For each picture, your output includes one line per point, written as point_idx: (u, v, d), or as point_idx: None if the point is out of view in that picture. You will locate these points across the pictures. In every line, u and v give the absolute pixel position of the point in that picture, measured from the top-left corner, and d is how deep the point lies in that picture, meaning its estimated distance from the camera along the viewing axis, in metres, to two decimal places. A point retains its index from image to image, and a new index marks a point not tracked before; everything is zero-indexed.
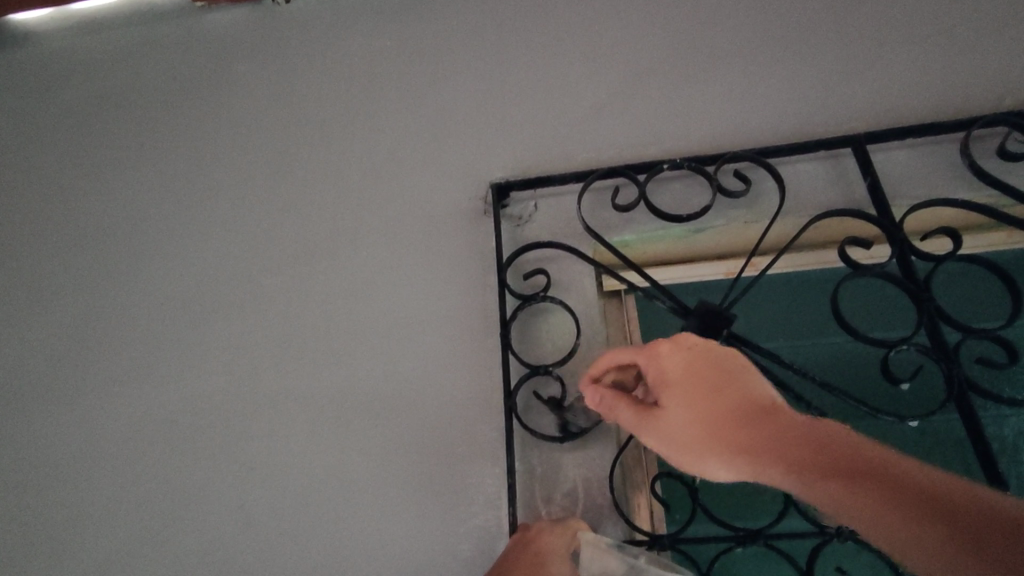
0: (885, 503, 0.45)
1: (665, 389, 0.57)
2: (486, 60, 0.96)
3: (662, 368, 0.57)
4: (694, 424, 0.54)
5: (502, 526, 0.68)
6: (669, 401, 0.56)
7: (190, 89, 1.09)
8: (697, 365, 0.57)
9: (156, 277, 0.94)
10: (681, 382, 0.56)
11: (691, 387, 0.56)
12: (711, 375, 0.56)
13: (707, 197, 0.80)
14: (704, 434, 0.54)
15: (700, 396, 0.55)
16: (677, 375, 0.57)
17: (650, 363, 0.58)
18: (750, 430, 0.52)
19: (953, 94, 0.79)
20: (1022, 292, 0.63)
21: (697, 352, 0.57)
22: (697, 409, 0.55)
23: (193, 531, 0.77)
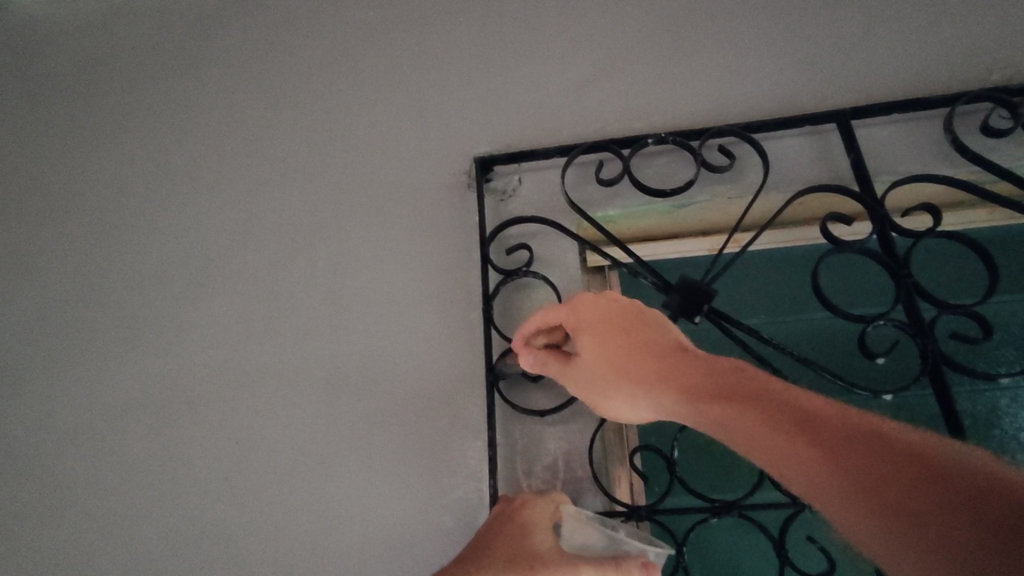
0: (826, 458, 0.40)
1: (580, 334, 0.59)
2: (472, 32, 0.94)
3: (578, 315, 0.60)
4: (604, 365, 0.57)
5: (483, 497, 0.69)
6: (585, 345, 0.58)
7: (169, 60, 1.06)
8: (611, 311, 0.59)
9: (135, 252, 0.92)
10: (596, 326, 0.58)
11: (615, 336, 0.57)
12: (625, 320, 0.58)
13: (692, 172, 0.80)
14: (616, 375, 0.56)
15: (612, 338, 0.57)
16: (592, 321, 0.59)
17: (570, 314, 0.60)
18: (657, 368, 0.53)
19: (940, 70, 0.78)
20: (999, 271, 0.64)
21: (613, 302, 0.59)
22: (608, 351, 0.57)
23: (180, 503, 0.77)
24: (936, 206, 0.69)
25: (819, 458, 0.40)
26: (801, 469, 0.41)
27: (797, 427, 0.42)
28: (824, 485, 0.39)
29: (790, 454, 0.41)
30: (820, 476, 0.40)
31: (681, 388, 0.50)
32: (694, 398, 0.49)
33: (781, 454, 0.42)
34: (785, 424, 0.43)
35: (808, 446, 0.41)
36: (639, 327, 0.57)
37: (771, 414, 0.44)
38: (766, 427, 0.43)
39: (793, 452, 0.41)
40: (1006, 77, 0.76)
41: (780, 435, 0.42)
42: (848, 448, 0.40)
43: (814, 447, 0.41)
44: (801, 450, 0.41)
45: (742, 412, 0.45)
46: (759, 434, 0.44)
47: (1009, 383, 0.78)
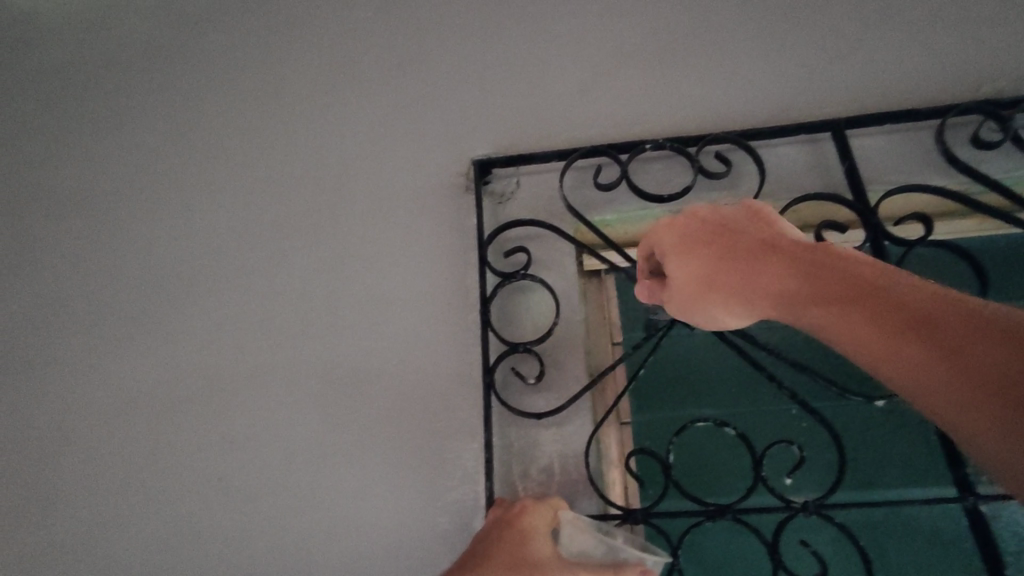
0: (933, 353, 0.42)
1: (666, 256, 0.60)
2: (471, 35, 0.94)
3: (656, 238, 0.62)
4: (697, 283, 0.58)
5: (479, 500, 0.69)
6: (676, 268, 0.59)
7: (164, 58, 1.05)
8: (690, 224, 0.61)
9: (128, 251, 0.91)
10: (677, 248, 0.60)
11: (693, 246, 0.59)
12: (714, 230, 0.59)
13: (688, 178, 0.81)
14: (709, 288, 0.58)
15: (695, 253, 0.59)
16: (672, 242, 0.61)
17: (648, 237, 0.64)
18: (740, 276, 0.56)
19: (932, 82, 0.80)
20: (988, 278, 0.67)
21: (694, 215, 0.61)
22: (703, 265, 0.58)
23: (171, 502, 0.77)
24: (928, 216, 0.71)
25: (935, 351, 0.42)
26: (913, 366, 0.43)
27: (901, 322, 0.45)
28: (937, 378, 0.42)
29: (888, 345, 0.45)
30: (929, 368, 0.42)
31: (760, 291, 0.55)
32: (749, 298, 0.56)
33: (881, 343, 0.45)
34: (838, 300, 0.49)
35: (921, 342, 0.43)
36: (735, 238, 0.58)
37: (849, 302, 0.48)
38: (866, 324, 0.46)
39: (862, 335, 0.47)
40: (996, 90, 0.78)
41: (890, 333, 0.45)
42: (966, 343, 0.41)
43: (918, 341, 0.43)
44: (896, 347, 0.44)
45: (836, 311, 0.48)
46: (859, 332, 0.47)
47: None
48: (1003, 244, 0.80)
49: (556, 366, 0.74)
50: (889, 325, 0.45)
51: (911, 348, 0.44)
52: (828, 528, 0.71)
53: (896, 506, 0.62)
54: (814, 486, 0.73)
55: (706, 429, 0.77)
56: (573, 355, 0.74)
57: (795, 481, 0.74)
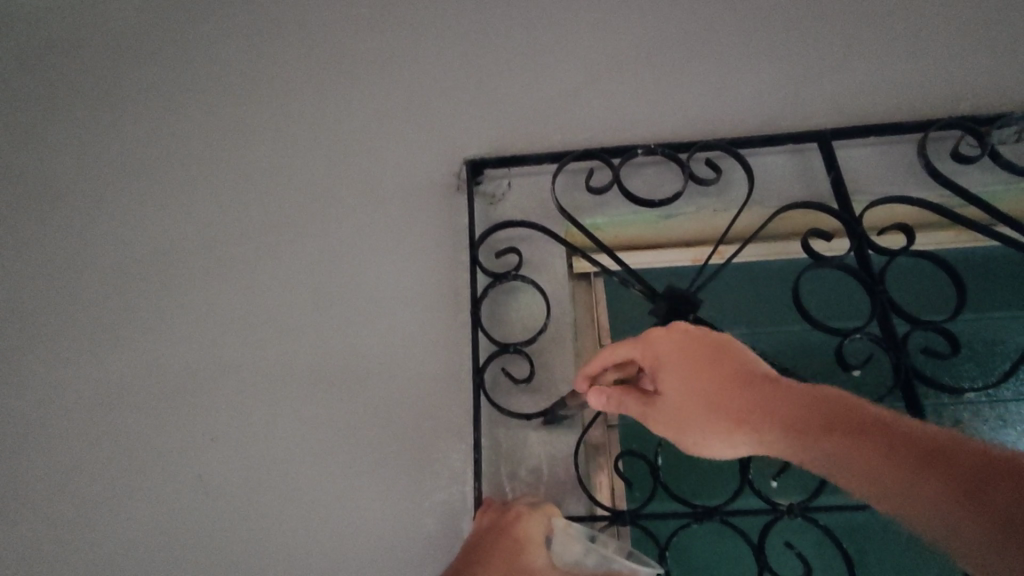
0: (898, 456, 0.43)
1: (662, 370, 0.56)
2: (464, 35, 0.94)
3: (652, 352, 0.58)
4: (695, 402, 0.54)
5: (466, 500, 0.69)
6: (666, 386, 0.56)
7: (146, 45, 1.02)
8: (694, 345, 0.56)
9: (108, 244, 0.89)
10: (676, 367, 0.56)
11: (682, 366, 0.56)
12: (707, 348, 0.56)
13: (679, 184, 0.82)
14: (708, 416, 0.53)
15: (698, 379, 0.54)
16: (671, 351, 0.57)
17: (643, 347, 0.58)
18: (736, 401, 0.52)
19: (914, 97, 0.82)
20: (965, 288, 0.68)
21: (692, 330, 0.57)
22: (699, 387, 0.54)
23: (149, 501, 0.75)
24: (909, 226, 0.73)
25: (917, 463, 0.43)
26: (909, 486, 0.42)
27: (862, 432, 0.46)
28: (869, 473, 0.44)
29: (866, 455, 0.44)
30: (890, 474, 0.43)
31: (730, 411, 0.52)
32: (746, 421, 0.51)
33: (852, 451, 0.45)
34: (839, 438, 0.46)
35: (901, 454, 0.43)
36: (726, 361, 0.55)
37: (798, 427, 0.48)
38: (872, 458, 0.44)
39: (863, 464, 0.44)
40: (974, 107, 0.81)
41: (859, 440, 0.45)
42: (913, 447, 0.43)
43: (904, 459, 0.43)
44: (906, 473, 0.43)
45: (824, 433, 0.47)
46: (836, 445, 0.46)
47: (974, 397, 0.76)
48: (979, 256, 0.82)
49: (546, 367, 0.74)
50: (896, 448, 0.44)
51: (900, 464, 0.43)
52: (811, 529, 0.72)
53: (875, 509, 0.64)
54: (799, 489, 0.74)
55: None
56: (563, 357, 0.74)
57: (779, 484, 0.74)
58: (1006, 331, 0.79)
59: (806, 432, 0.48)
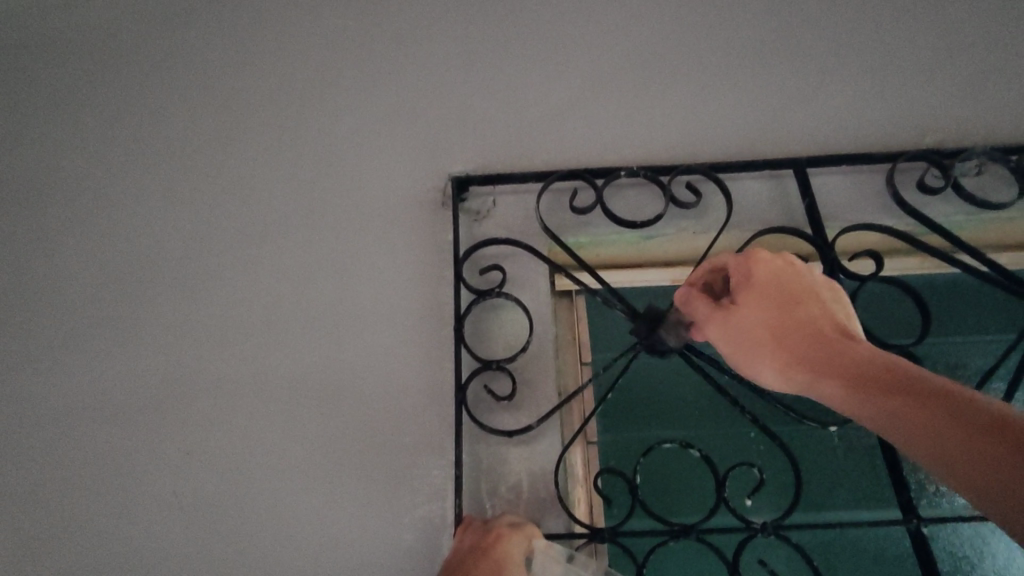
0: (952, 422, 0.41)
1: (746, 291, 0.59)
2: (452, 53, 0.95)
3: (748, 272, 0.60)
4: (759, 322, 0.57)
5: (446, 517, 0.69)
6: (744, 301, 0.59)
7: (128, 52, 1.02)
8: (786, 278, 0.59)
9: (84, 252, 0.88)
10: (764, 289, 0.59)
11: (769, 290, 0.58)
12: (792, 290, 0.58)
13: (660, 206, 0.84)
14: (767, 334, 0.56)
15: (778, 306, 0.57)
16: (763, 279, 0.59)
17: (743, 262, 0.61)
18: (784, 324, 0.56)
19: (881, 129, 0.86)
20: (930, 314, 0.72)
21: (793, 269, 0.60)
22: (769, 315, 0.57)
23: (119, 516, 0.73)
24: (878, 254, 0.76)
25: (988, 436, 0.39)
26: (952, 445, 0.41)
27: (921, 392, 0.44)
28: (914, 419, 0.43)
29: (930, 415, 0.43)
30: (901, 408, 0.45)
31: (777, 329, 0.56)
32: (782, 341, 0.55)
33: (874, 387, 0.47)
34: (890, 388, 0.46)
35: (972, 424, 0.40)
36: (805, 311, 0.56)
37: (821, 360, 0.51)
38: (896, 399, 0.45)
39: (900, 411, 0.45)
40: (938, 140, 0.85)
41: (911, 392, 0.45)
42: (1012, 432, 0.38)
43: (964, 423, 0.41)
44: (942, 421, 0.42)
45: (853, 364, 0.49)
46: (852, 375, 0.49)
47: None
48: (942, 281, 0.86)
49: (527, 384, 0.74)
50: (935, 404, 0.43)
51: (983, 441, 0.39)
52: (783, 546, 0.74)
53: (843, 526, 0.66)
54: (771, 508, 0.75)
55: (670, 450, 0.79)
56: (545, 374, 0.75)
57: (753, 502, 0.76)
58: (967, 355, 0.83)
59: (866, 374, 0.48)
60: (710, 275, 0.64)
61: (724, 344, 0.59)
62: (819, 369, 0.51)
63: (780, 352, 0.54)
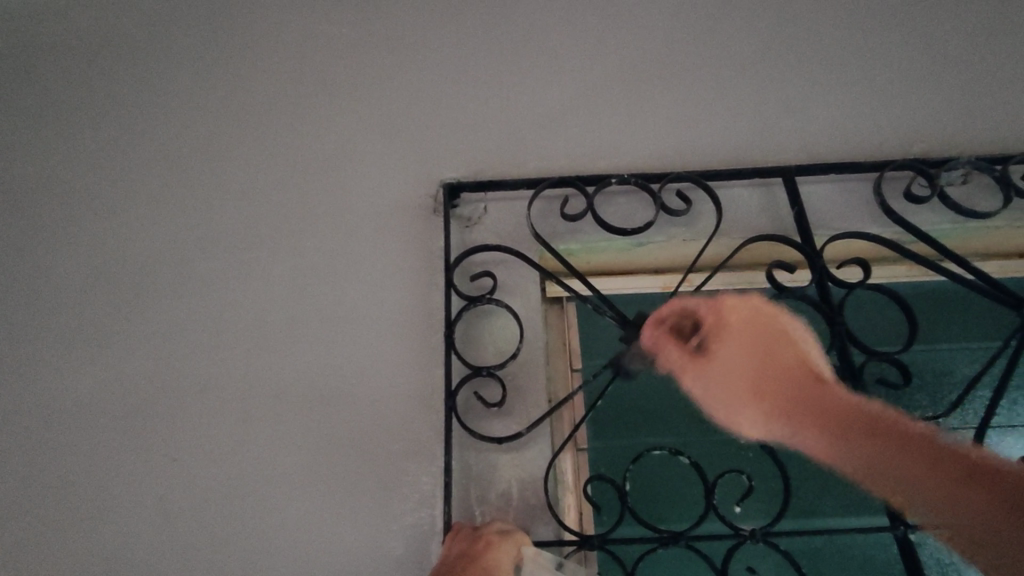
0: (916, 464, 0.48)
1: (721, 338, 0.64)
2: (444, 60, 0.95)
3: (721, 317, 0.65)
4: (736, 370, 0.61)
5: (434, 524, 0.69)
6: (721, 348, 0.63)
7: (120, 56, 1.01)
8: (754, 322, 0.64)
9: (72, 257, 0.87)
10: (735, 335, 0.63)
11: (741, 336, 0.63)
12: (761, 334, 0.63)
13: (650, 213, 0.84)
14: (745, 382, 0.60)
15: (750, 352, 0.62)
16: (735, 326, 0.64)
17: (713, 310, 0.66)
18: (756, 369, 0.60)
19: (869, 139, 0.87)
20: (917, 321, 0.72)
21: (759, 312, 0.64)
22: (743, 362, 0.61)
23: (104, 523, 0.72)
24: (866, 262, 0.76)
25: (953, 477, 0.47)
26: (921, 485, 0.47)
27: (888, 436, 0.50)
28: (883, 462, 0.49)
29: (898, 456, 0.49)
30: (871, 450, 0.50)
31: (751, 375, 0.60)
32: (758, 389, 0.59)
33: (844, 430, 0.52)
34: (861, 429, 0.51)
35: (934, 465, 0.47)
36: (776, 354, 0.61)
37: (799, 405, 0.56)
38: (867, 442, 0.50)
39: (871, 454, 0.50)
40: (924, 150, 0.86)
41: (877, 435, 0.50)
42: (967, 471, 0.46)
43: (925, 465, 0.48)
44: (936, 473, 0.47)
45: (824, 410, 0.54)
46: (826, 420, 0.53)
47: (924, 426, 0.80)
48: (929, 289, 0.87)
49: (518, 390, 0.74)
50: (928, 456, 0.48)
51: (945, 480, 0.47)
52: (772, 553, 0.74)
53: (830, 534, 0.67)
54: (759, 515, 0.76)
55: (659, 458, 0.79)
56: (535, 381, 0.75)
57: (742, 509, 0.76)
58: (953, 362, 0.84)
59: (839, 418, 0.53)
60: (682, 319, 0.68)
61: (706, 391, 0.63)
62: (799, 416, 0.55)
63: (757, 400, 0.59)
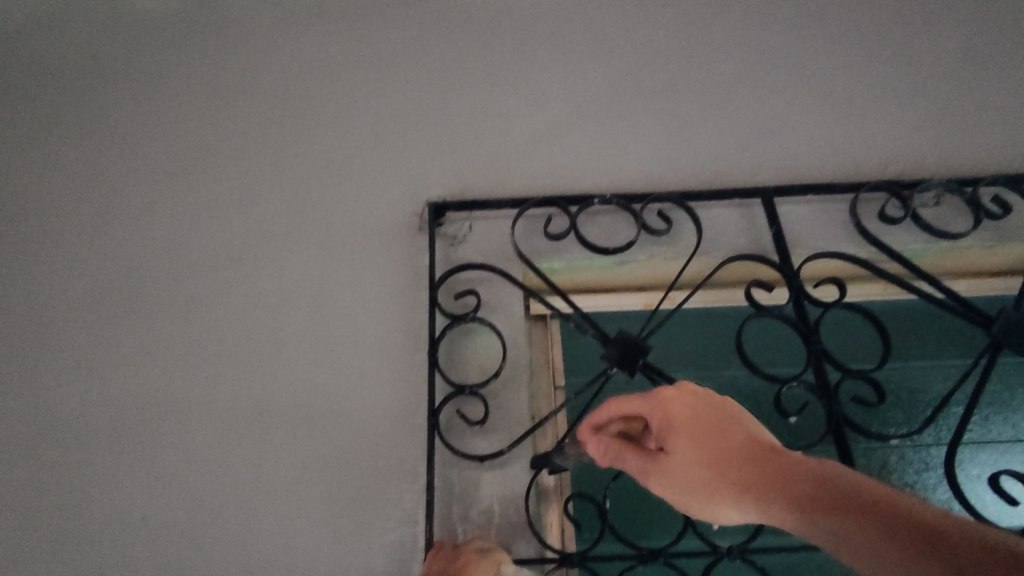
0: (908, 553, 0.42)
1: (670, 436, 0.55)
2: (431, 80, 0.97)
3: (665, 411, 0.56)
4: (698, 472, 0.53)
5: (416, 541, 0.69)
6: (673, 447, 0.55)
7: (109, 73, 1.02)
8: (699, 413, 0.55)
9: (59, 271, 0.87)
10: (684, 428, 0.55)
11: (690, 429, 0.55)
12: (708, 425, 0.54)
13: (632, 232, 0.86)
14: (711, 483, 0.52)
15: (708, 446, 0.53)
16: (682, 419, 0.56)
17: (654, 406, 0.57)
18: (718, 466, 0.52)
19: (845, 161, 0.89)
20: (890, 340, 0.74)
21: (701, 398, 0.56)
22: (702, 460, 0.53)
23: (85, 543, 0.72)
24: (841, 281, 0.78)
25: (953, 559, 0.40)
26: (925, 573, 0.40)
27: (872, 523, 0.44)
28: (878, 553, 0.43)
29: (889, 544, 0.42)
30: (860, 542, 0.44)
31: (716, 473, 0.52)
32: (727, 489, 0.51)
33: (831, 524, 0.45)
34: (842, 520, 0.45)
35: (927, 551, 0.41)
36: (733, 441, 0.53)
37: (776, 500, 0.48)
38: (856, 533, 0.44)
39: (863, 547, 0.43)
40: (899, 172, 0.88)
41: (862, 524, 0.44)
42: (966, 549, 0.40)
43: (918, 552, 0.41)
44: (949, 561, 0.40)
45: (799, 504, 0.47)
46: (807, 511, 0.47)
47: (898, 442, 0.82)
48: (903, 307, 0.89)
49: (500, 408, 0.75)
50: (916, 538, 0.42)
51: (948, 565, 0.40)
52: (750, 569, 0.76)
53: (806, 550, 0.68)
54: (738, 531, 0.77)
55: (640, 475, 0.80)
56: (517, 399, 0.76)
57: (720, 526, 0.78)
58: (927, 379, 0.86)
59: (817, 510, 0.46)
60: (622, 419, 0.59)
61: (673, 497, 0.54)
62: (779, 511, 0.48)
63: (730, 499, 0.51)
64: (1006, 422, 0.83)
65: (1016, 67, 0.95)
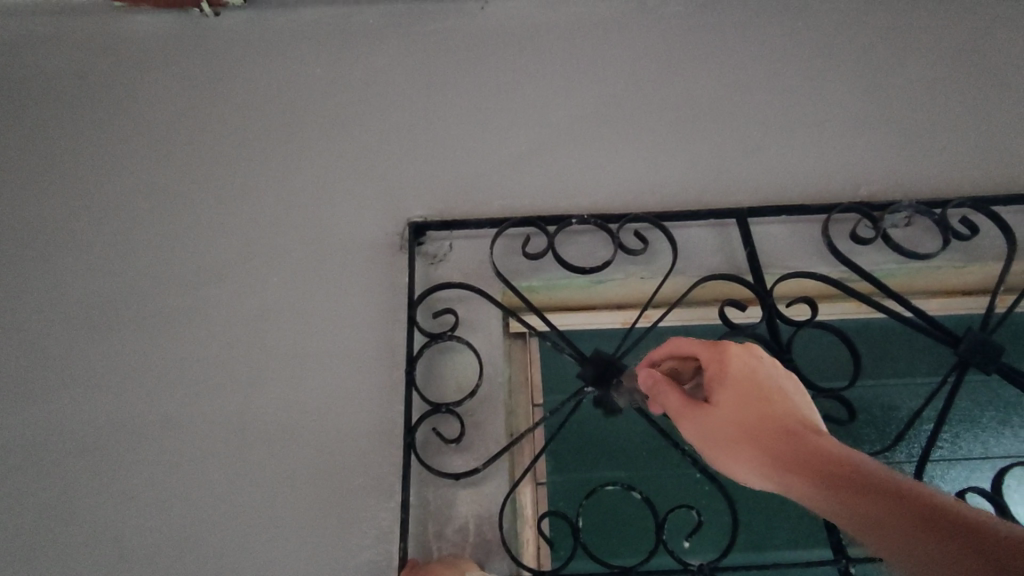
0: (894, 515, 0.47)
1: (719, 387, 0.62)
2: (415, 101, 0.99)
3: (721, 363, 0.63)
4: (729, 422, 0.60)
5: (391, 559, 0.70)
6: (718, 397, 0.62)
7: (95, 93, 1.03)
8: (753, 375, 0.62)
9: (41, 289, 0.88)
10: (735, 383, 0.62)
11: (739, 386, 0.62)
12: (759, 388, 0.61)
13: (609, 251, 0.87)
14: (738, 433, 0.59)
15: (747, 403, 0.60)
16: (735, 375, 0.62)
17: (713, 355, 0.64)
18: (750, 421, 0.59)
19: (818, 182, 0.91)
20: (861, 358, 0.75)
21: (760, 363, 0.63)
22: (738, 415, 0.60)
23: (61, 562, 0.72)
24: (813, 300, 0.80)
25: (928, 528, 0.45)
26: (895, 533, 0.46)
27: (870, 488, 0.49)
28: (865, 511, 0.48)
29: (876, 506, 0.48)
30: (853, 500, 0.49)
31: (746, 426, 0.59)
32: (751, 441, 0.58)
33: (835, 482, 0.51)
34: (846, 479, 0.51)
35: (911, 516, 0.46)
36: (772, 405, 0.60)
37: (791, 456, 0.55)
38: (851, 494, 0.50)
39: (855, 504, 0.49)
40: (870, 193, 0.90)
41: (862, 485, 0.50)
42: (941, 523, 0.45)
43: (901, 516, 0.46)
44: (918, 533, 0.45)
45: (814, 461, 0.53)
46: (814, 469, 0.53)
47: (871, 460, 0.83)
48: (876, 325, 0.90)
49: (476, 426, 0.76)
50: (908, 505, 0.47)
51: (922, 532, 0.45)
52: None
53: (776, 568, 0.69)
54: (709, 548, 0.79)
55: (615, 492, 0.81)
56: (494, 417, 0.77)
57: (691, 543, 0.79)
58: (899, 397, 0.87)
59: (827, 468, 0.52)
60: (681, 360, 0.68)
61: (698, 438, 0.61)
62: (791, 465, 0.55)
63: (749, 450, 0.58)
64: (976, 439, 0.85)
65: (983, 92, 0.97)
